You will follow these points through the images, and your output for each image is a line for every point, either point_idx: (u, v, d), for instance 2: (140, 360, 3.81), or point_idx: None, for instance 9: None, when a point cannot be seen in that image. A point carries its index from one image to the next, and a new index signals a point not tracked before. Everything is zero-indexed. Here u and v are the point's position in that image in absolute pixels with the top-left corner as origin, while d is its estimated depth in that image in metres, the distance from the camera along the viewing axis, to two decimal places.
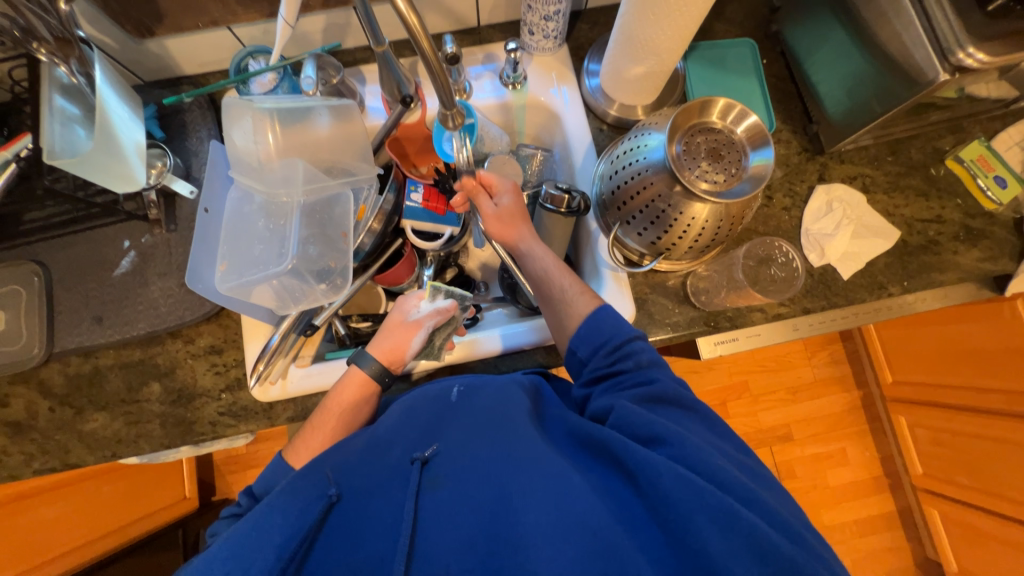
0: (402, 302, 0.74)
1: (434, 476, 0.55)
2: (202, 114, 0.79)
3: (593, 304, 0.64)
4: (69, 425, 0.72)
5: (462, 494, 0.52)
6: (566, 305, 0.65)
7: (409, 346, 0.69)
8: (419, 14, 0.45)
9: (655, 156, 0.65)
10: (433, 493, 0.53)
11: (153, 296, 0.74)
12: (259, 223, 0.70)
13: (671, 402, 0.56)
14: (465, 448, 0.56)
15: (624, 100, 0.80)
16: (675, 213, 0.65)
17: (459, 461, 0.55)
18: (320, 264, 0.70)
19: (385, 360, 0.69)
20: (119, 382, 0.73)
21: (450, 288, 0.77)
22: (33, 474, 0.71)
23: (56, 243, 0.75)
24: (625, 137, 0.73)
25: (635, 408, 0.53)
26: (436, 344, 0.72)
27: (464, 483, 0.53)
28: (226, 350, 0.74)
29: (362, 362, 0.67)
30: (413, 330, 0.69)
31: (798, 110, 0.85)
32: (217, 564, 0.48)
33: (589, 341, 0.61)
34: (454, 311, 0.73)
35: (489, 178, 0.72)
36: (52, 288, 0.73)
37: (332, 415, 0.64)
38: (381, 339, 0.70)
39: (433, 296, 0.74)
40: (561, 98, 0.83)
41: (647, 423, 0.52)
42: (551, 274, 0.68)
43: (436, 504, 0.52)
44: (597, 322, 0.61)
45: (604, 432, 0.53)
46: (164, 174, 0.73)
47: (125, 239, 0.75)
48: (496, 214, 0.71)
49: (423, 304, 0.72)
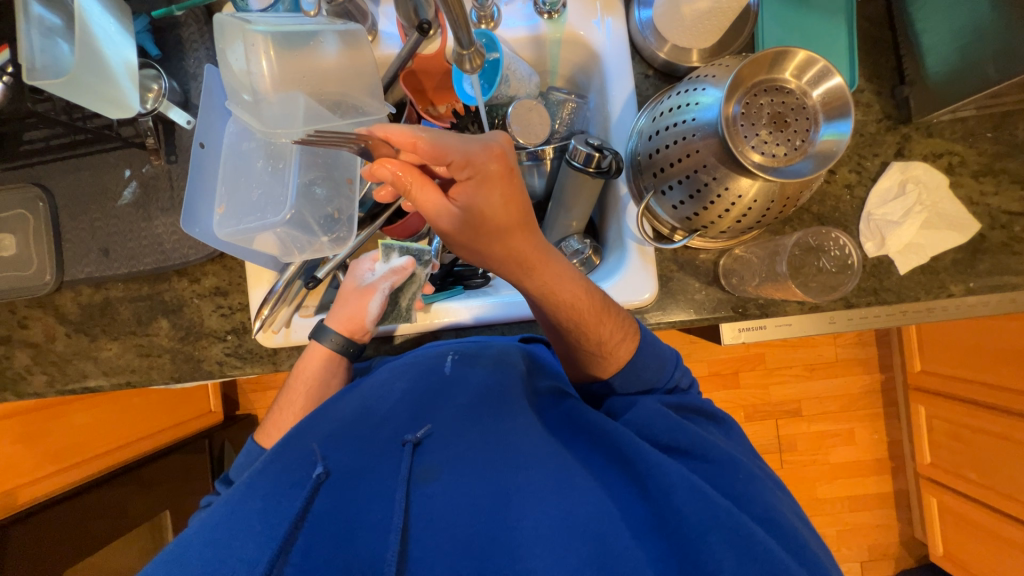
0: (356, 268, 0.74)
1: (425, 466, 0.53)
2: (200, 30, 0.72)
3: (631, 347, 0.61)
4: (85, 351, 0.74)
5: (460, 488, 0.51)
6: (601, 355, 0.60)
7: (367, 311, 0.70)
8: None
9: (707, 116, 0.55)
10: (425, 486, 0.52)
11: (156, 231, 0.72)
12: (259, 163, 0.66)
13: (699, 412, 0.61)
14: (462, 440, 0.56)
15: (678, 41, 0.68)
16: (721, 189, 0.57)
17: (454, 451, 0.55)
18: (330, 216, 0.67)
19: (346, 330, 0.70)
20: (130, 315, 0.74)
21: (404, 244, 0.77)
22: (56, 394, 0.75)
23: (58, 166, 0.73)
24: (672, 91, 0.63)
25: (661, 414, 0.57)
26: (404, 305, 0.73)
27: (462, 479, 0.52)
28: (231, 293, 0.73)
29: (322, 336, 0.69)
30: (369, 295, 0.71)
31: (888, 66, 0.71)
32: (188, 558, 0.45)
33: (627, 380, 0.61)
34: (411, 269, 0.74)
35: (444, 148, 0.47)
36: (58, 214, 0.73)
37: (299, 392, 0.68)
38: (338, 310, 0.71)
39: (387, 256, 0.75)
40: (604, 32, 0.71)
41: (670, 430, 0.56)
42: (585, 319, 0.57)
43: (429, 497, 0.51)
44: (641, 365, 0.61)
45: (614, 425, 0.55)
46: (161, 98, 0.67)
47: (126, 168, 0.72)
48: (462, 220, 0.50)
49: (377, 266, 0.74)
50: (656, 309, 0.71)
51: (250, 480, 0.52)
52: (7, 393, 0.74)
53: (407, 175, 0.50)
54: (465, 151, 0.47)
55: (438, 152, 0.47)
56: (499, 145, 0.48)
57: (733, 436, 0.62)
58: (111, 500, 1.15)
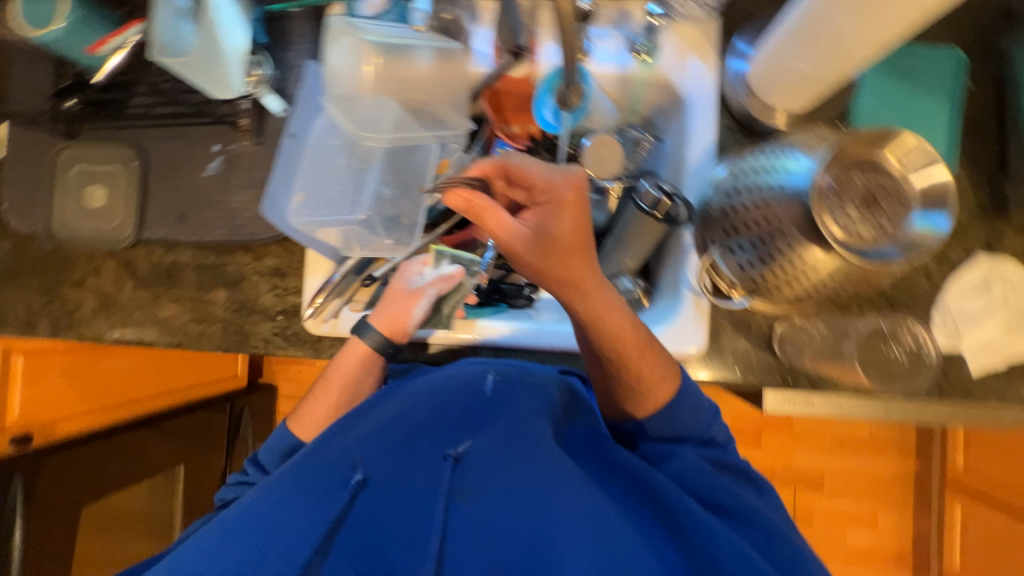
0: (404, 268, 0.71)
1: (462, 486, 0.55)
2: (305, 25, 0.75)
3: (671, 390, 0.58)
4: (146, 307, 0.78)
5: (496, 513, 0.53)
6: (638, 395, 0.58)
7: (410, 315, 0.69)
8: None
9: (794, 183, 0.53)
10: (463, 505, 0.53)
11: (232, 206, 0.76)
12: (340, 161, 0.69)
13: (740, 468, 0.60)
14: (500, 464, 0.56)
15: (770, 99, 0.67)
16: (794, 257, 0.55)
17: (491, 476, 0.55)
18: (394, 219, 0.70)
19: (386, 331, 0.69)
20: (193, 280, 0.78)
21: (455, 253, 0.74)
22: (114, 342, 0.79)
23: (156, 132, 0.78)
24: (756, 150, 0.62)
25: (702, 467, 0.57)
26: (446, 313, 0.72)
27: (498, 506, 0.53)
28: (289, 275, 0.76)
29: (364, 332, 0.69)
30: (414, 299, 0.68)
31: (989, 156, 0.68)
32: (230, 541, 0.49)
33: (667, 426, 0.58)
34: (461, 278, 0.71)
35: (529, 172, 0.52)
36: (148, 175, 0.78)
37: (334, 387, 0.70)
38: (382, 309, 0.69)
39: (436, 262, 0.72)
40: (694, 80, 0.70)
41: (710, 486, 0.56)
42: (626, 352, 0.54)
43: (465, 518, 0.53)
44: (681, 412, 0.58)
45: (653, 475, 0.54)
46: (259, 84, 0.72)
47: (216, 143, 0.76)
48: (533, 238, 0.50)
49: (427, 270, 0.70)
50: (701, 364, 0.69)
51: (291, 475, 0.53)
52: (71, 333, 0.79)
53: (480, 198, 0.52)
54: (548, 177, 0.51)
55: (522, 175, 0.53)
56: (577, 179, 0.51)
57: (767, 494, 0.60)
58: (134, 446, 1.20)
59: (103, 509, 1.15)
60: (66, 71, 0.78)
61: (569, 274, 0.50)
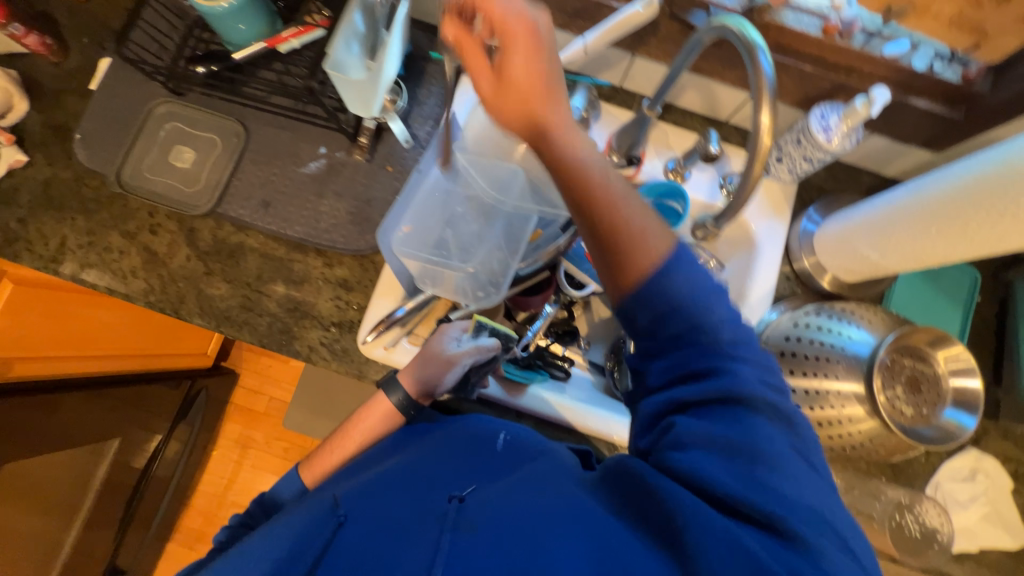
0: (442, 331, 0.70)
1: (463, 519, 0.46)
2: (443, 71, 0.81)
3: (671, 245, 0.45)
4: (194, 280, 0.75)
5: (500, 548, 0.42)
6: (637, 242, 0.44)
7: (439, 381, 0.68)
8: (772, 141, 0.49)
9: (857, 351, 0.61)
10: (463, 536, 0.44)
11: (320, 208, 0.76)
12: (457, 208, 0.75)
13: (751, 453, 0.42)
14: (501, 499, 0.48)
15: (825, 261, 0.77)
16: (843, 416, 0.61)
17: (495, 508, 0.47)
18: (482, 275, 0.71)
19: (413, 392, 0.68)
20: (253, 267, 0.76)
21: (495, 325, 0.72)
22: (144, 305, 0.75)
23: (266, 117, 0.79)
24: (815, 307, 0.70)
25: (707, 422, 0.44)
26: (472, 380, 0.73)
27: (501, 539, 0.43)
28: (355, 290, 0.76)
29: (391, 391, 0.68)
30: (447, 368, 0.67)
31: (986, 364, 0.79)
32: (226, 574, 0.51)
33: (650, 309, 0.45)
34: (496, 352, 0.69)
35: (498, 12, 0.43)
36: (244, 154, 0.78)
37: (350, 439, 0.70)
38: (412, 370, 0.68)
39: (476, 331, 0.71)
40: (767, 229, 0.80)
41: (728, 450, 0.43)
42: (619, 223, 0.45)
43: (464, 549, 0.42)
44: (697, 281, 0.45)
45: (683, 469, 0.43)
46: (390, 111, 0.75)
47: (323, 146, 0.78)
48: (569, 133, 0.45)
49: (465, 338, 0.69)
50: None
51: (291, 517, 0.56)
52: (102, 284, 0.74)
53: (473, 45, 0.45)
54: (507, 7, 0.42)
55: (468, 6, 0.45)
56: (539, 21, 0.43)
57: (839, 536, 0.40)
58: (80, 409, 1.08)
59: (28, 472, 1.00)
60: (196, 35, 0.78)
61: (509, 125, 0.45)
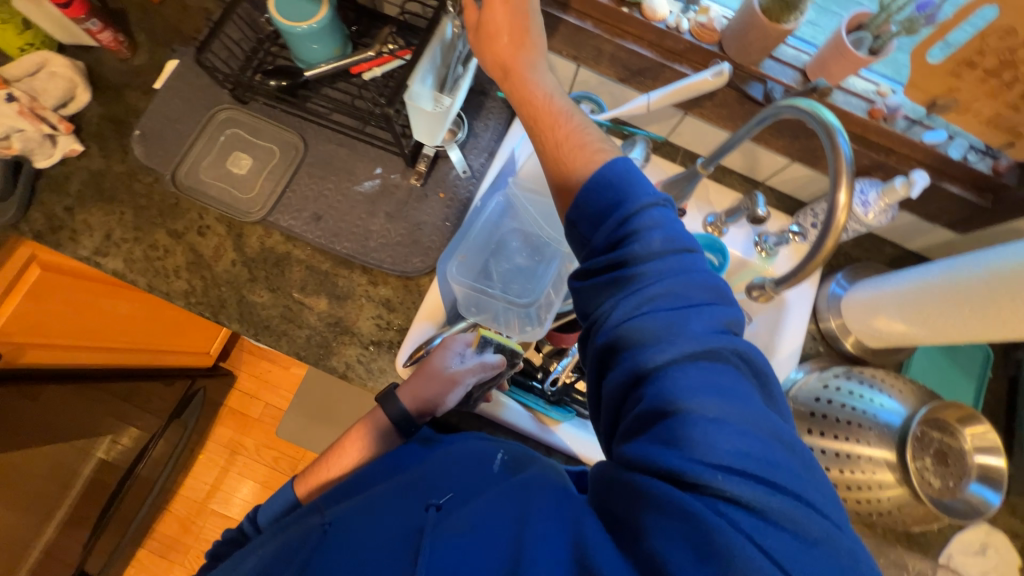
0: (446, 344, 0.68)
1: (445, 526, 0.47)
2: (500, 107, 0.84)
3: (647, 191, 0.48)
4: (237, 286, 0.75)
5: (477, 553, 0.43)
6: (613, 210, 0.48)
7: (441, 398, 0.65)
8: (847, 219, 0.51)
9: (885, 419, 0.63)
10: (440, 541, 0.45)
11: (370, 227, 0.77)
12: (513, 243, 0.79)
13: (732, 392, 0.40)
14: (479, 508, 0.48)
15: (854, 329, 0.80)
16: (871, 482, 0.63)
17: (470, 519, 0.47)
18: (529, 308, 0.73)
19: (413, 408, 0.66)
20: (298, 278, 0.76)
21: (501, 339, 0.69)
22: (183, 306, 0.74)
23: (326, 134, 0.81)
24: (841, 370, 0.72)
25: (694, 366, 0.41)
26: (475, 397, 0.70)
27: (477, 543, 0.44)
28: (397, 311, 0.76)
29: (389, 405, 0.66)
30: (451, 385, 0.64)
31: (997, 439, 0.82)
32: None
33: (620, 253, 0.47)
34: (500, 369, 0.67)
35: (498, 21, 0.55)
36: (300, 167, 0.79)
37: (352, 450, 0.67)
38: (412, 384, 0.66)
39: (481, 346, 0.69)
40: (799, 290, 0.83)
41: (703, 390, 0.40)
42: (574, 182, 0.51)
43: (439, 555, 0.43)
44: (665, 228, 0.46)
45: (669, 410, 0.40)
46: (449, 141, 0.78)
47: (379, 167, 0.80)
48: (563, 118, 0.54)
49: (470, 353, 0.67)
50: None
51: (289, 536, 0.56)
52: (144, 281, 0.74)
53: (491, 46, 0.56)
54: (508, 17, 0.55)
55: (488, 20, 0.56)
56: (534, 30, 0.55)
57: (831, 524, 0.37)
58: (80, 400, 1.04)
59: (23, 463, 0.96)
60: (266, 48, 0.79)
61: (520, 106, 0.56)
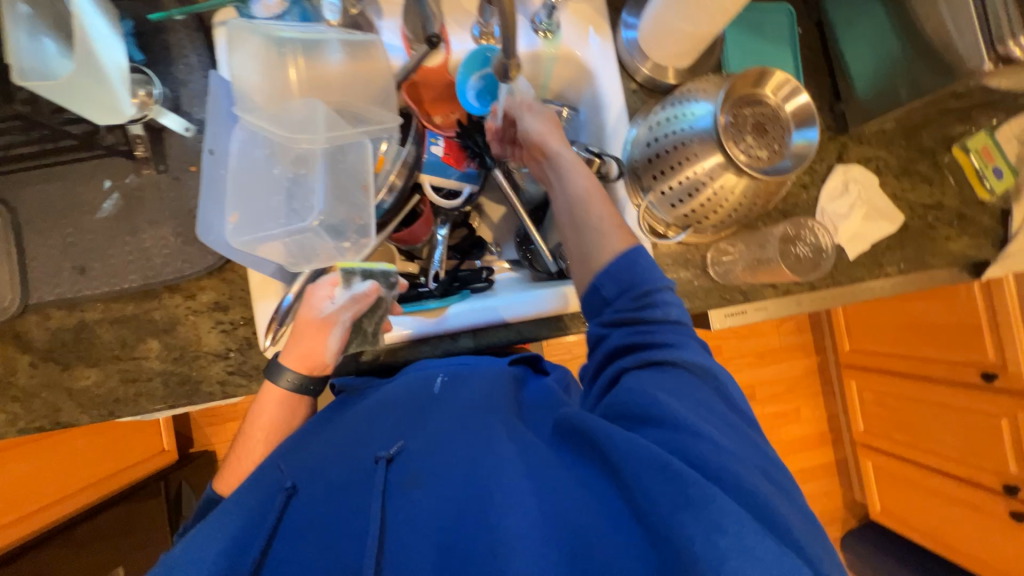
0: (311, 292, 0.63)
1: (403, 476, 0.53)
2: (189, 35, 0.69)
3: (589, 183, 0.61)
4: (57, 382, 0.66)
5: (439, 494, 0.50)
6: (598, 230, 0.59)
7: (325, 348, 0.64)
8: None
9: (701, 124, 0.63)
10: (406, 492, 0.51)
11: (143, 245, 0.67)
12: (276, 170, 0.66)
13: (655, 384, 0.50)
14: (433, 450, 0.55)
15: (658, 58, 0.76)
16: (713, 188, 0.64)
17: (428, 459, 0.54)
18: (337, 225, 0.66)
19: (303, 369, 0.64)
20: (112, 338, 0.67)
21: (366, 266, 0.65)
22: (19, 434, 0.66)
23: (18, 178, 0.65)
24: (662, 104, 0.71)
25: (638, 377, 0.51)
26: (369, 330, 0.67)
27: (441, 484, 0.51)
28: (233, 307, 0.69)
29: (279, 375, 0.63)
30: (326, 330, 0.63)
31: (827, 88, 0.85)
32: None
33: (616, 279, 0.56)
34: (376, 295, 0.64)
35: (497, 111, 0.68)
36: (21, 230, 0.65)
37: (257, 439, 0.63)
38: (291, 346, 0.63)
39: (347, 281, 0.64)
40: (595, 50, 0.77)
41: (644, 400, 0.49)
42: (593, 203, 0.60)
43: (409, 501, 0.51)
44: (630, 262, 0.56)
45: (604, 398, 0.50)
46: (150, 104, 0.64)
47: (106, 179, 0.67)
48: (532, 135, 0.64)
49: (336, 292, 0.63)
50: None
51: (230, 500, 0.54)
52: None
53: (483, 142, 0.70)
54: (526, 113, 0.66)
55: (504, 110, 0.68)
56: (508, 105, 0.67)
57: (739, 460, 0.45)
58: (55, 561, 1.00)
59: None
60: None
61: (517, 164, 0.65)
